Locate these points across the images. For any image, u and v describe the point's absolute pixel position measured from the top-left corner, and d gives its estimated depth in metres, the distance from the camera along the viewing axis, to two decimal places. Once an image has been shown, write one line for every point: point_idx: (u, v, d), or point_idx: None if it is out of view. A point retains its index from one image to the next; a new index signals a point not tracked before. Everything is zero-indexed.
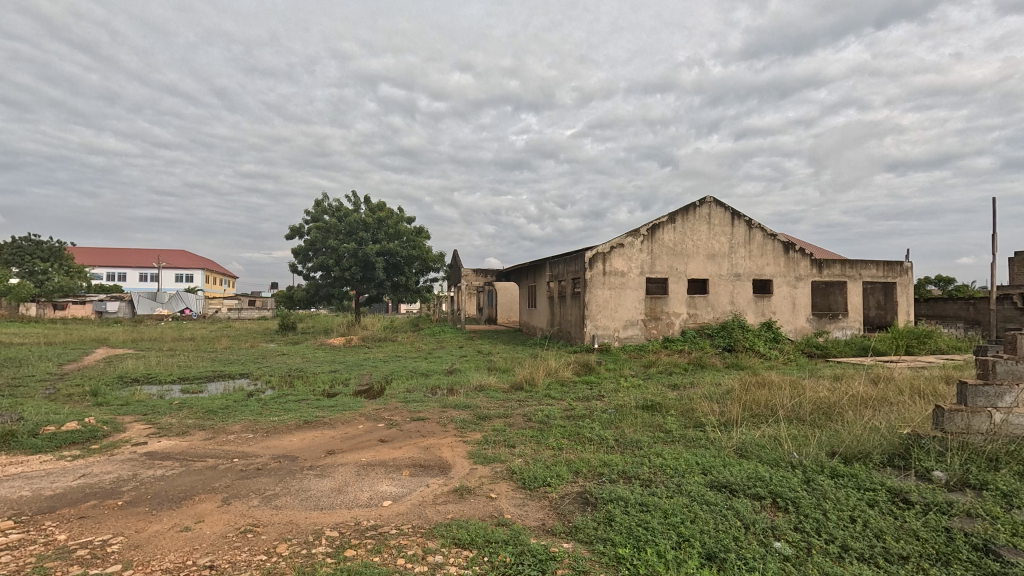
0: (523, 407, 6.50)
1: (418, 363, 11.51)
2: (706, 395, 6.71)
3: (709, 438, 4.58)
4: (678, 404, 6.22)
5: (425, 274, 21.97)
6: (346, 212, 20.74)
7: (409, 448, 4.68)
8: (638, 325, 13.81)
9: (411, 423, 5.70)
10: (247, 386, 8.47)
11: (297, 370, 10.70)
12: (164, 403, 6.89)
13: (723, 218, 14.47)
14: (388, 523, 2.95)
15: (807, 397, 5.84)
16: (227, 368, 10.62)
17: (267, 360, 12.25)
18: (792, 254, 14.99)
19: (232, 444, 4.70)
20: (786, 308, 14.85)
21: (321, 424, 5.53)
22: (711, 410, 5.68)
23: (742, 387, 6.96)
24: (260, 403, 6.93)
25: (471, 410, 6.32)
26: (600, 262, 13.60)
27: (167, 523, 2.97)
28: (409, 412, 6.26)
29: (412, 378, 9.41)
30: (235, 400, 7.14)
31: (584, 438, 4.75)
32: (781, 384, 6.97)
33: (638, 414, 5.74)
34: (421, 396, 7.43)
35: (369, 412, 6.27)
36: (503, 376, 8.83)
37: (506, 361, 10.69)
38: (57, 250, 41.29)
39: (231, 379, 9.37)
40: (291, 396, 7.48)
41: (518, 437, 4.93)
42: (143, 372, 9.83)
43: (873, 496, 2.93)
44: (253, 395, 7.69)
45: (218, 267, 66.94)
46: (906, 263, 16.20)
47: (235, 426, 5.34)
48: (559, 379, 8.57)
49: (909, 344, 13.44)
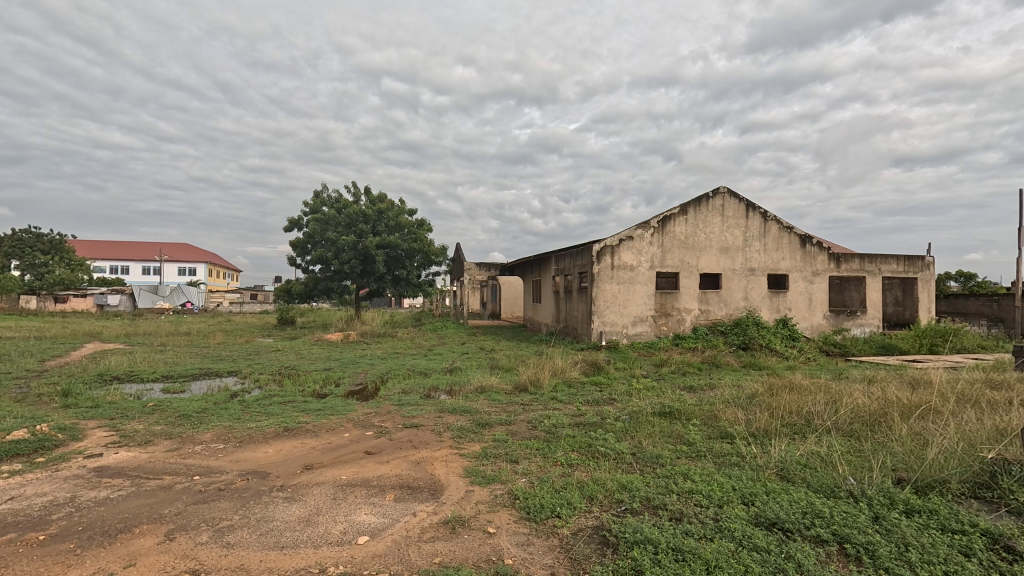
0: (528, 412, 5.93)
1: (416, 361, 10.94)
2: (730, 400, 6.12)
3: (742, 455, 4.00)
4: (700, 410, 5.65)
5: (426, 268, 21.38)
6: (345, 203, 20.20)
7: (398, 463, 4.11)
8: (648, 321, 13.20)
9: (403, 431, 5.12)
10: (231, 387, 7.91)
11: (289, 368, 10.16)
12: (138, 405, 6.34)
13: (737, 210, 13.83)
14: (359, 571, 2.39)
15: (846, 405, 5.26)
16: (216, 366, 10.07)
17: (259, 357, 11.69)
18: (809, 247, 14.35)
19: (197, 457, 4.14)
20: (802, 305, 14.21)
21: (302, 432, 4.97)
22: (738, 419, 5.12)
23: (768, 391, 6.36)
24: (242, 406, 6.36)
25: (470, 416, 5.74)
26: (608, 256, 12.99)
27: (89, 568, 2.42)
28: (402, 418, 5.70)
29: (409, 377, 8.83)
30: (215, 402, 6.58)
31: (597, 453, 4.19)
32: (810, 388, 6.38)
33: (656, 421, 5.19)
34: (417, 398, 6.86)
35: (359, 417, 5.71)
36: (507, 377, 8.26)
37: (510, 359, 10.14)
38: (58, 241, 40.27)
39: (217, 378, 8.83)
40: (277, 399, 6.91)
41: (522, 451, 4.35)
42: (126, 370, 9.29)
43: (966, 542, 2.34)
44: (237, 396, 7.14)
45: (220, 261, 66.61)
46: (928, 258, 15.53)
47: (205, 435, 4.76)
48: (566, 380, 7.98)
49: (934, 343, 12.81)
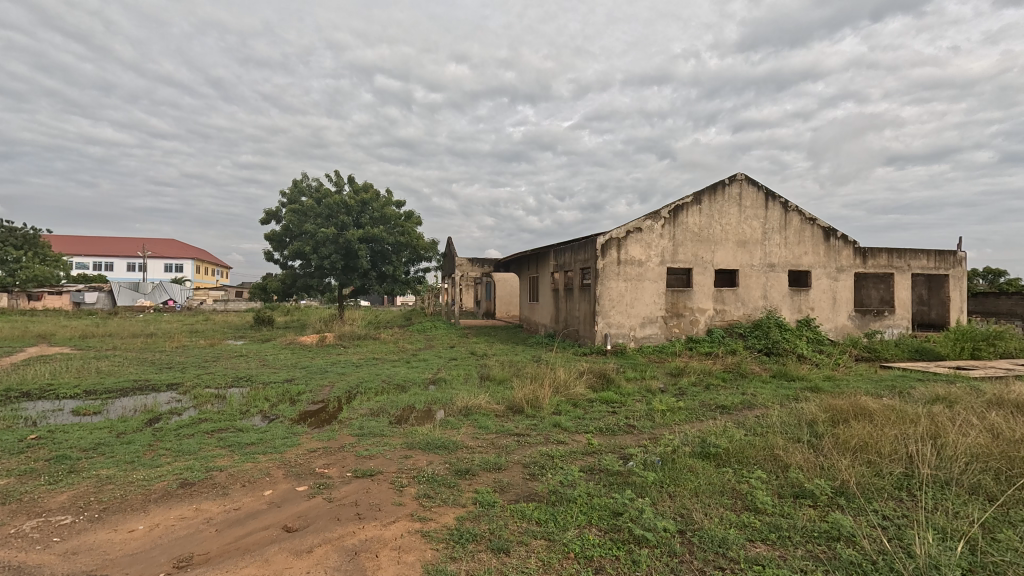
0: (522, 449, 4.52)
1: (396, 371, 9.43)
2: (783, 431, 4.73)
3: (856, 548, 2.63)
4: (751, 448, 4.24)
5: (414, 264, 19.91)
6: (325, 193, 18.62)
7: (324, 555, 2.65)
8: (657, 323, 11.80)
9: (350, 486, 3.67)
10: (158, 407, 6.38)
11: (245, 379, 8.67)
12: (11, 438, 4.81)
13: (755, 199, 12.46)
14: None
15: (952, 444, 3.94)
16: (156, 378, 8.50)
17: (215, 365, 10.15)
18: (834, 241, 13.04)
19: (13, 547, 2.68)
20: (826, 304, 12.89)
21: (205, 489, 3.51)
22: (812, 469, 3.76)
23: (832, 418, 4.95)
24: (151, 439, 4.86)
25: (447, 457, 4.32)
26: (614, 250, 11.57)
27: None
28: (355, 460, 4.25)
29: (382, 393, 7.33)
30: (119, 433, 5.08)
31: (630, 538, 2.78)
32: (886, 411, 4.97)
33: (698, 467, 3.80)
34: (384, 425, 5.42)
35: (294, 459, 4.26)
36: (497, 394, 6.78)
37: (503, 368, 8.72)
38: (33, 238, 36.75)
39: (150, 394, 7.28)
40: (204, 426, 5.41)
41: (515, 530, 2.93)
42: (40, 383, 7.72)
43: None
44: (155, 422, 5.61)
45: (209, 257, 64.85)
46: (960, 253, 14.27)
47: (56, 499, 3.27)
48: (570, 400, 6.53)
49: (976, 347, 11.46)
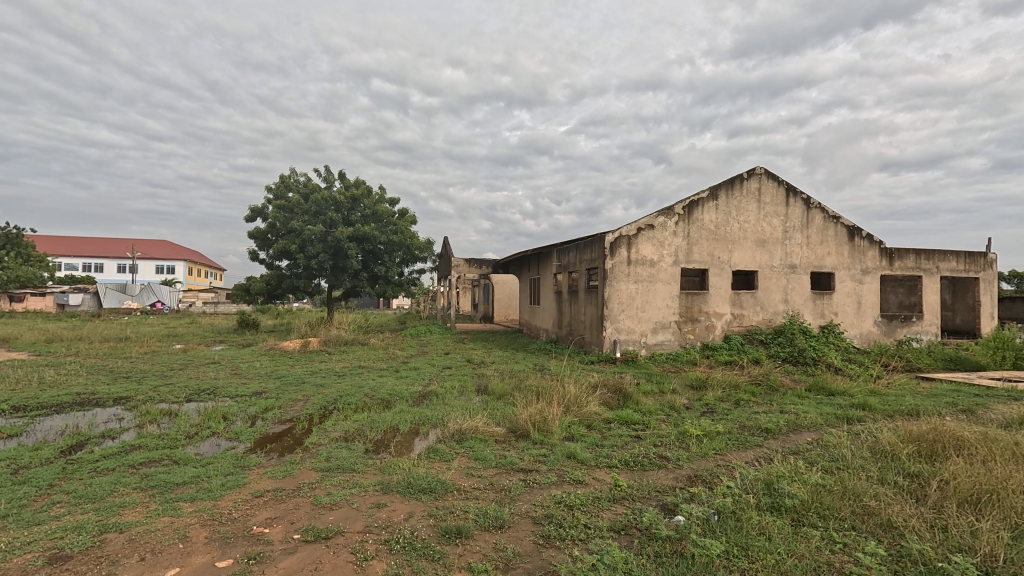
0: (530, 496, 3.47)
1: (382, 382, 8.35)
2: (864, 470, 3.69)
3: None
4: (833, 495, 3.21)
5: (408, 264, 18.88)
6: (313, 189, 17.55)
7: None
8: (671, 328, 10.80)
9: (289, 561, 2.59)
10: (90, 429, 5.29)
11: (208, 391, 7.57)
12: None
13: (776, 194, 11.50)
14: None
15: None
16: (104, 390, 7.37)
17: (180, 374, 9.02)
18: (858, 241, 12.08)
19: None
20: (850, 309, 11.91)
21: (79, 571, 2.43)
22: (933, 535, 2.74)
23: (923, 454, 3.91)
24: (51, 477, 3.77)
25: (430, 508, 3.26)
26: (624, 248, 10.57)
27: None
28: (308, 514, 3.18)
29: (362, 410, 6.27)
30: (15, 469, 3.97)
31: None
32: (988, 442, 3.91)
33: (773, 529, 2.78)
34: (358, 455, 4.38)
35: (227, 511, 3.18)
36: (496, 413, 5.73)
37: (503, 379, 7.72)
38: (17, 238, 35.45)
39: (88, 411, 6.17)
40: (132, 457, 4.33)
41: None
42: None
43: None
44: (73, 451, 4.52)
45: (201, 259, 63.59)
46: (990, 255, 13.33)
47: None
48: (583, 420, 5.51)
49: (1018, 357, 10.48)
